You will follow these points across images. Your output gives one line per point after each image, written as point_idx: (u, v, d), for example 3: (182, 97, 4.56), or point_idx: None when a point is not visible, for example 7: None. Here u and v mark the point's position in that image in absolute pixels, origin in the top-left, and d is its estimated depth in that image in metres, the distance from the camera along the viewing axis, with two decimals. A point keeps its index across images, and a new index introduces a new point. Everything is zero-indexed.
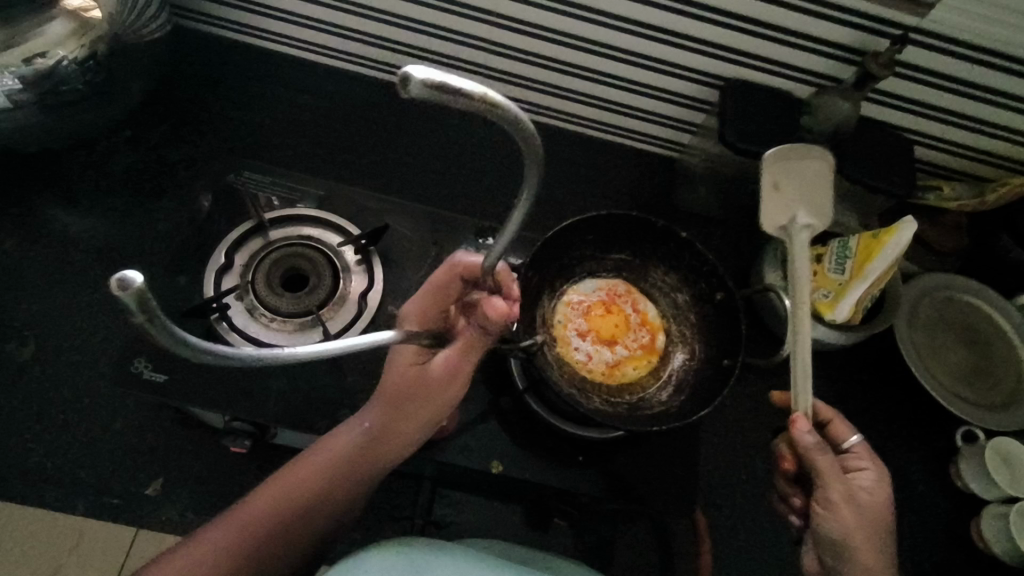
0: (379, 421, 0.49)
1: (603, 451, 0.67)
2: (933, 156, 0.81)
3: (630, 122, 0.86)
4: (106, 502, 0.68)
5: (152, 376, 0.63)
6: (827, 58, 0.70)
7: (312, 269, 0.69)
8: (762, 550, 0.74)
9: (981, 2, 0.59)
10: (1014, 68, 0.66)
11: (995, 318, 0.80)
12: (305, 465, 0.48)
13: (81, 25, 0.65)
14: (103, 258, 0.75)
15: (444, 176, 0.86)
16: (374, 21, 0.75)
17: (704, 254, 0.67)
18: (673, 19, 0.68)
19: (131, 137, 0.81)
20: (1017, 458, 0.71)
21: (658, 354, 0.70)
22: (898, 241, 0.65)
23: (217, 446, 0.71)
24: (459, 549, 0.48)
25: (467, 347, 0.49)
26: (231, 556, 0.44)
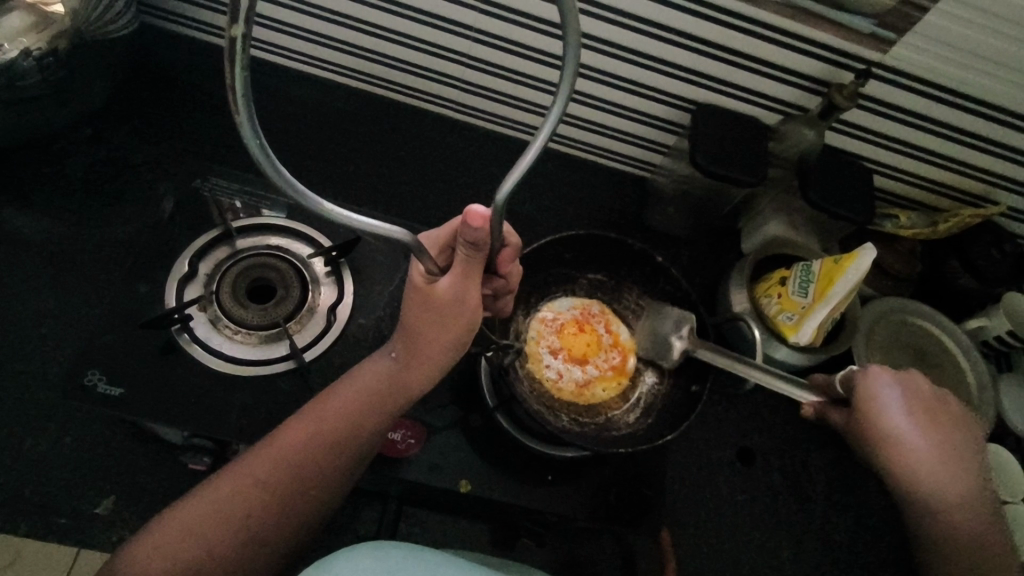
0: (401, 353, 0.53)
1: (572, 469, 0.67)
2: (890, 185, 0.84)
3: (605, 141, 0.87)
4: (50, 522, 0.64)
5: (107, 390, 0.61)
6: (793, 87, 0.72)
7: (279, 280, 0.67)
8: (726, 568, 0.75)
9: (940, 43, 0.62)
10: (967, 106, 0.69)
11: (946, 342, 0.83)
12: (337, 392, 0.53)
13: (41, 20, 0.63)
14: (55, 263, 0.71)
15: (417, 188, 0.85)
16: (351, 30, 0.74)
17: (677, 279, 0.67)
18: (647, 42, 0.70)
19: (91, 137, 0.78)
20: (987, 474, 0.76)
21: (627, 375, 0.70)
22: (859, 266, 0.67)
23: (174, 463, 0.68)
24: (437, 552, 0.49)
25: (463, 273, 0.47)
26: (268, 479, 0.49)
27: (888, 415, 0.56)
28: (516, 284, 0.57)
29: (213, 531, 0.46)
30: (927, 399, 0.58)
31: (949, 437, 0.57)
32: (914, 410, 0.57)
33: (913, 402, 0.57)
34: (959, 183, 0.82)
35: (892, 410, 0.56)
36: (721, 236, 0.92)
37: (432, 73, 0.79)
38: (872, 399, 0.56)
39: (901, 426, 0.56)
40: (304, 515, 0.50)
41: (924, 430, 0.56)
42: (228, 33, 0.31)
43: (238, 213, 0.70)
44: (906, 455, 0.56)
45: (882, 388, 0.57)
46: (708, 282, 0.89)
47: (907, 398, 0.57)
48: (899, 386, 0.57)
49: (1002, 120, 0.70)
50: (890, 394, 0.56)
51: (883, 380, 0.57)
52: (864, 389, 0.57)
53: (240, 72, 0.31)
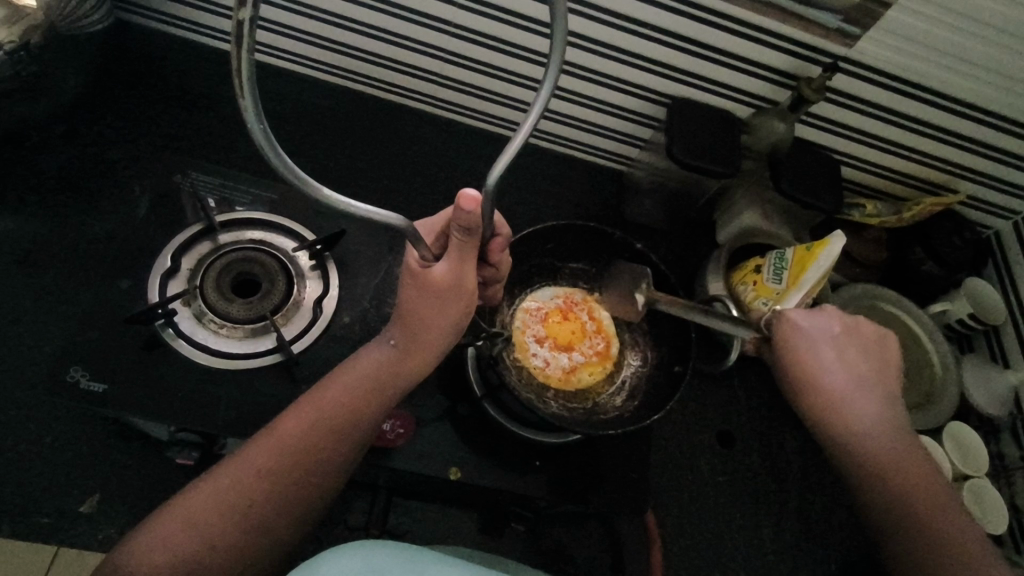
0: (402, 344, 0.54)
1: (558, 455, 0.68)
2: (857, 176, 0.88)
3: (584, 136, 0.88)
4: (33, 522, 0.64)
5: (89, 387, 0.60)
6: (762, 80, 0.75)
7: (264, 274, 0.67)
8: (707, 547, 0.77)
9: (899, 37, 0.65)
10: (927, 98, 0.72)
11: (911, 326, 0.86)
12: (337, 382, 0.53)
13: (13, 14, 0.62)
14: (28, 262, 0.70)
15: (399, 182, 0.86)
16: (332, 27, 0.75)
17: (657, 266, 0.68)
18: (622, 37, 0.71)
19: (65, 134, 0.76)
20: (966, 442, 0.80)
21: (612, 360, 0.72)
22: (829, 253, 0.69)
23: (161, 459, 0.68)
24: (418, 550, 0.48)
25: (459, 256, 0.48)
26: (268, 471, 0.49)
27: (812, 355, 0.57)
28: (505, 275, 0.58)
29: (212, 525, 0.46)
30: (861, 345, 0.59)
31: (879, 379, 0.58)
32: (841, 351, 0.58)
33: (844, 343, 0.58)
34: (922, 173, 0.85)
35: (819, 350, 0.57)
36: (698, 227, 0.94)
37: (413, 69, 0.80)
38: (793, 343, 0.58)
39: (829, 365, 0.57)
40: (304, 506, 0.50)
41: (852, 368, 0.57)
42: (234, 19, 0.31)
43: (214, 208, 0.70)
44: (835, 396, 0.56)
45: (807, 333, 0.58)
46: (685, 271, 0.91)
47: (835, 341, 0.58)
48: (828, 329, 0.58)
49: (959, 112, 0.74)
50: (814, 335, 0.58)
51: (807, 323, 0.58)
52: (787, 334, 0.59)
53: (245, 56, 0.32)
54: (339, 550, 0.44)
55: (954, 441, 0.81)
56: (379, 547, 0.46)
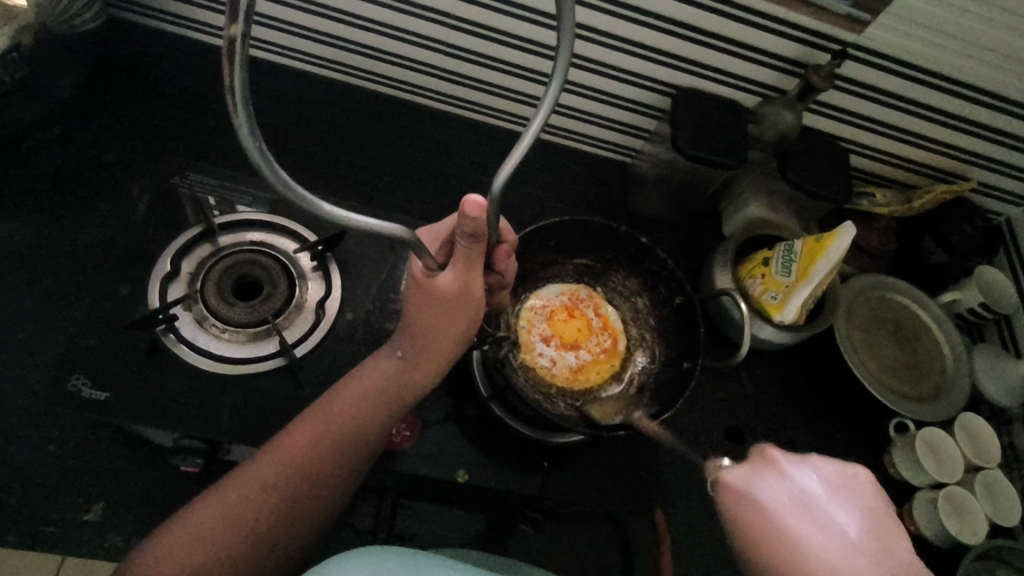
0: (409, 352, 0.53)
1: (566, 455, 0.67)
2: (866, 165, 0.86)
3: (588, 128, 0.87)
4: (39, 530, 0.64)
5: (91, 395, 0.59)
6: (770, 69, 0.73)
7: (265, 277, 0.66)
8: (715, 543, 0.77)
9: (910, 23, 0.63)
10: (940, 85, 0.71)
11: (921, 316, 0.85)
12: (345, 389, 0.52)
13: (5, 14, 0.62)
14: (26, 268, 0.69)
15: (398, 179, 0.84)
16: (327, 20, 0.74)
17: (664, 258, 0.68)
18: (627, 27, 0.70)
19: (61, 135, 0.75)
20: (977, 433, 0.78)
21: (619, 356, 0.72)
22: (840, 244, 0.68)
23: (166, 465, 0.69)
24: (425, 554, 0.48)
25: (465, 265, 0.47)
26: (277, 484, 0.48)
27: (786, 539, 0.36)
28: (511, 280, 0.57)
29: (220, 537, 0.45)
30: (840, 486, 0.38)
31: (885, 542, 0.36)
32: (815, 515, 0.36)
33: (817, 493, 0.37)
34: (931, 161, 0.84)
35: (790, 528, 0.36)
36: (703, 219, 0.93)
37: (410, 62, 0.78)
38: (756, 527, 0.37)
39: (806, 543, 0.36)
40: (309, 517, 0.49)
41: (839, 539, 0.36)
42: (227, 33, 0.30)
43: (213, 209, 0.69)
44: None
45: (758, 504, 0.37)
46: (691, 264, 0.90)
47: (802, 502, 0.37)
48: (790, 481, 0.37)
49: (972, 99, 0.72)
50: (770, 504, 0.37)
51: (754, 479, 0.38)
52: (734, 513, 0.38)
53: (239, 72, 0.31)
54: (340, 558, 0.43)
55: (967, 433, 0.78)
56: (387, 553, 0.45)
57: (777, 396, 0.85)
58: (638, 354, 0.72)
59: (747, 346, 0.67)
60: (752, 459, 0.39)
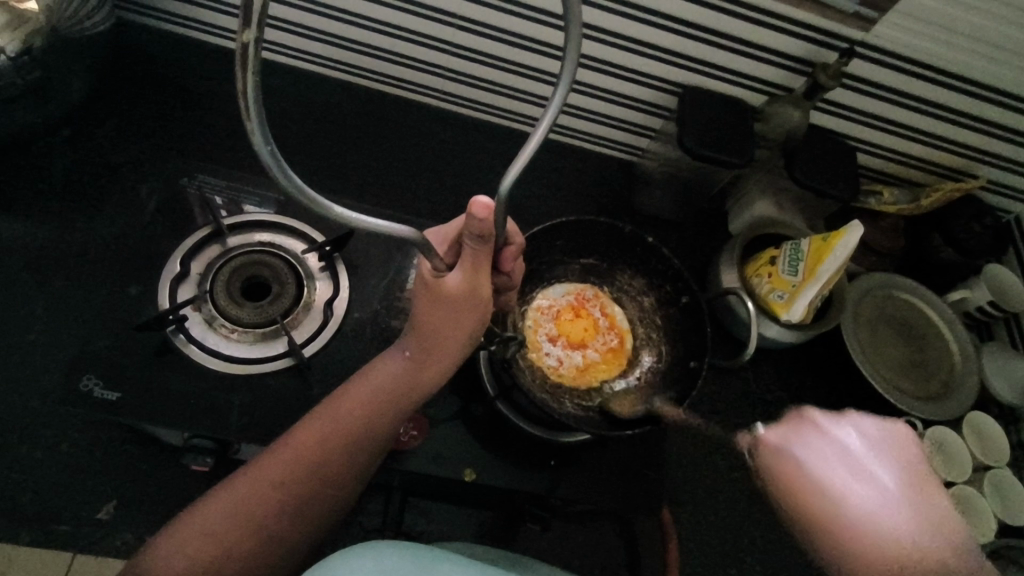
0: (416, 352, 0.53)
1: (573, 454, 0.68)
2: (874, 162, 0.86)
3: (594, 127, 0.87)
4: (51, 529, 0.65)
5: (103, 395, 0.60)
6: (777, 67, 0.73)
7: (273, 277, 0.67)
8: (722, 542, 0.77)
9: (918, 21, 0.63)
10: (949, 83, 0.70)
11: (930, 315, 0.84)
12: (353, 389, 0.53)
13: (16, 18, 0.62)
14: (39, 268, 0.70)
15: (405, 178, 0.85)
16: (335, 21, 0.74)
17: (669, 258, 0.68)
18: (633, 26, 0.70)
19: (70, 137, 0.76)
20: (985, 432, 0.78)
21: (624, 356, 0.72)
22: (847, 243, 0.68)
23: (175, 463, 0.70)
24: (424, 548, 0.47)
25: (473, 265, 0.47)
26: (285, 481, 0.48)
27: (835, 496, 0.35)
28: (518, 281, 0.57)
29: (230, 535, 0.46)
30: (878, 439, 0.38)
31: (928, 495, 0.36)
32: (858, 470, 0.36)
33: (859, 448, 0.37)
34: (939, 158, 0.83)
35: (837, 485, 0.35)
36: (710, 218, 0.93)
37: (417, 62, 0.78)
38: (799, 483, 0.36)
39: (852, 498, 0.35)
40: (317, 514, 0.50)
41: (883, 492, 0.35)
42: (239, 39, 0.30)
43: (223, 210, 0.70)
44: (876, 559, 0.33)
45: (798, 461, 0.37)
46: (698, 263, 0.90)
47: (846, 458, 0.36)
48: (831, 437, 0.37)
49: (981, 96, 0.72)
50: (811, 462, 0.36)
51: (791, 437, 0.38)
52: (775, 470, 0.38)
53: (251, 77, 0.31)
54: (356, 548, 0.43)
55: (975, 432, 0.78)
56: (388, 547, 0.45)
57: (784, 395, 0.85)
58: (647, 355, 0.71)
59: (755, 344, 0.67)
60: (792, 419, 0.39)
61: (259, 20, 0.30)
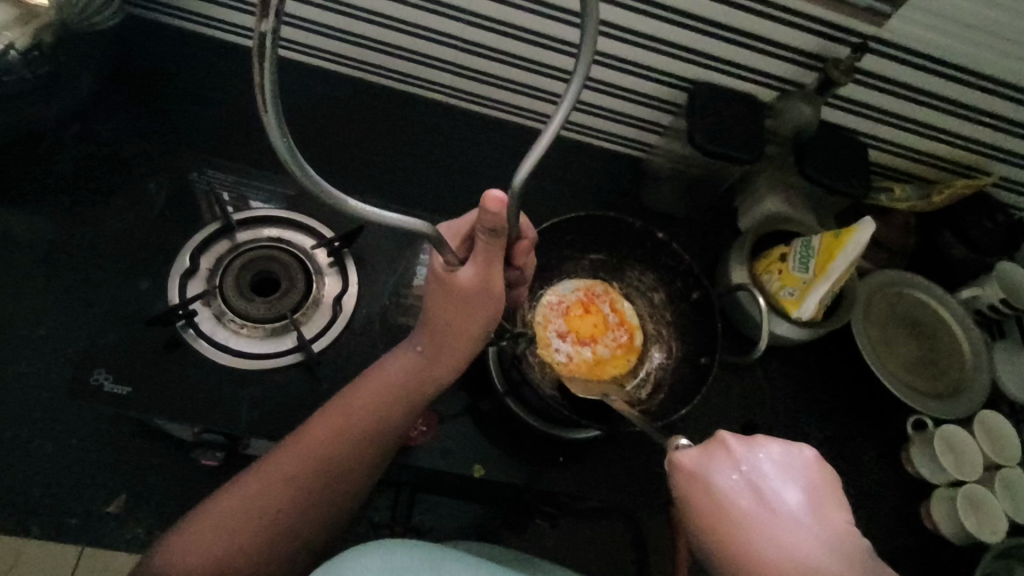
0: (428, 347, 0.53)
1: (582, 450, 0.67)
2: (885, 159, 0.85)
3: (603, 124, 0.86)
4: (63, 522, 0.66)
5: (112, 389, 0.60)
6: (789, 63, 0.72)
7: (282, 272, 0.67)
8: None
9: (933, 15, 0.62)
10: (963, 78, 0.70)
11: (940, 312, 0.84)
12: (364, 385, 0.52)
13: (26, 13, 0.62)
14: (49, 263, 0.70)
15: (413, 174, 0.84)
16: (345, 17, 0.74)
17: (680, 254, 0.68)
18: (644, 22, 0.69)
19: (79, 132, 0.76)
20: (999, 430, 0.76)
21: (634, 353, 0.72)
22: (858, 240, 0.68)
23: (185, 458, 0.70)
24: (435, 546, 0.47)
25: (486, 260, 0.47)
26: (297, 478, 0.48)
27: (730, 512, 0.37)
28: (530, 277, 0.57)
29: (241, 530, 0.46)
30: (787, 466, 0.39)
31: (828, 516, 0.37)
32: (762, 493, 0.38)
33: (766, 471, 0.39)
34: (953, 155, 0.82)
35: (735, 504, 0.38)
36: (718, 214, 0.92)
37: (426, 58, 0.78)
38: (711, 511, 0.38)
39: (750, 514, 0.37)
40: (327, 512, 0.50)
41: (781, 510, 0.37)
42: (257, 30, 0.31)
43: (231, 205, 0.70)
44: (761, 562, 0.36)
45: (710, 489, 0.39)
46: (707, 260, 0.89)
47: (750, 481, 0.38)
48: (740, 464, 0.39)
49: (994, 92, 0.71)
50: (723, 486, 0.38)
51: (706, 464, 0.40)
52: (694, 501, 0.39)
53: (269, 70, 0.31)
54: (372, 544, 0.44)
55: (988, 430, 0.77)
56: (399, 545, 0.45)
57: (793, 392, 0.84)
58: (655, 353, 0.71)
59: (765, 340, 0.66)
60: (708, 444, 0.41)
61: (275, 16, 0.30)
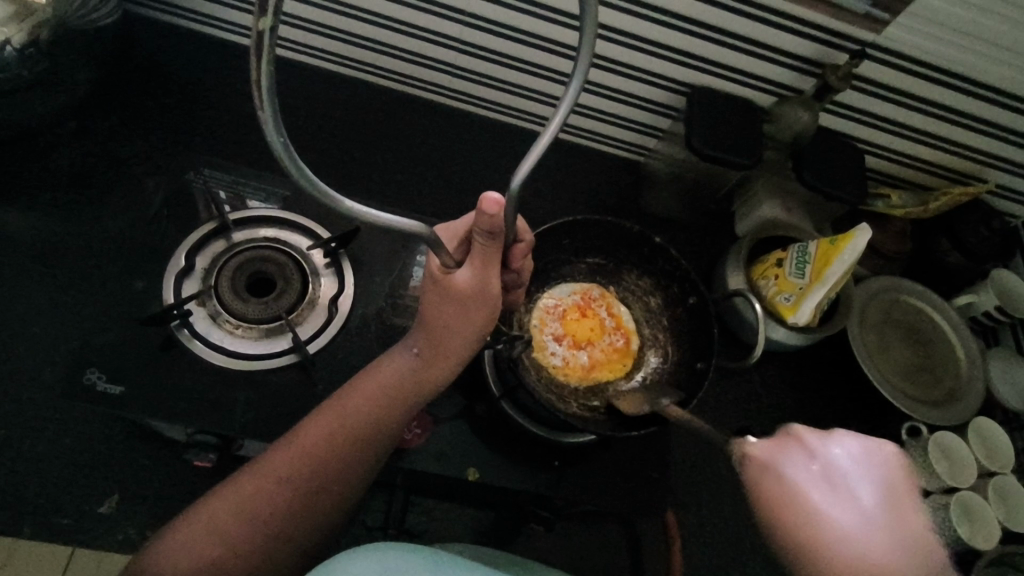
0: (424, 349, 0.53)
1: (576, 455, 0.67)
2: (882, 165, 0.85)
3: (602, 127, 0.86)
4: (55, 522, 0.65)
5: (106, 388, 0.60)
6: (787, 68, 0.72)
7: (278, 273, 0.66)
8: (724, 545, 0.77)
9: (931, 23, 0.62)
10: (960, 85, 0.70)
11: (937, 320, 0.84)
12: (359, 387, 0.52)
13: (22, 8, 0.62)
14: (44, 260, 0.70)
15: (412, 176, 0.84)
16: (344, 17, 0.73)
17: (676, 259, 0.68)
18: (643, 26, 0.69)
19: (76, 129, 0.75)
20: (993, 437, 0.77)
21: (629, 357, 0.72)
22: (855, 246, 0.68)
23: (180, 458, 0.70)
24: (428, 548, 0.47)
25: (482, 262, 0.47)
26: (290, 479, 0.48)
27: (798, 503, 0.34)
28: (526, 278, 0.57)
29: (233, 531, 0.46)
30: (870, 461, 0.35)
31: (906, 516, 0.34)
32: (839, 491, 0.34)
33: (843, 468, 0.34)
34: (949, 162, 0.83)
35: (805, 499, 0.34)
36: (716, 219, 0.92)
37: (425, 59, 0.78)
38: (783, 504, 0.34)
39: (823, 512, 0.33)
40: (321, 514, 0.49)
41: (857, 511, 0.33)
42: (255, 27, 0.30)
43: (227, 205, 0.69)
44: (827, 559, 0.32)
45: (780, 482, 0.35)
46: (704, 264, 0.89)
47: (826, 478, 0.34)
48: (814, 458, 0.35)
49: (992, 99, 0.71)
50: (793, 479, 0.35)
51: (780, 456, 0.36)
52: (762, 490, 0.35)
53: (265, 67, 0.31)
54: (364, 547, 0.43)
55: (981, 437, 0.78)
56: (393, 547, 0.45)
57: (789, 397, 0.84)
58: (653, 358, 0.71)
59: (762, 345, 0.66)
60: (780, 435, 0.36)
61: (271, 14, 0.30)
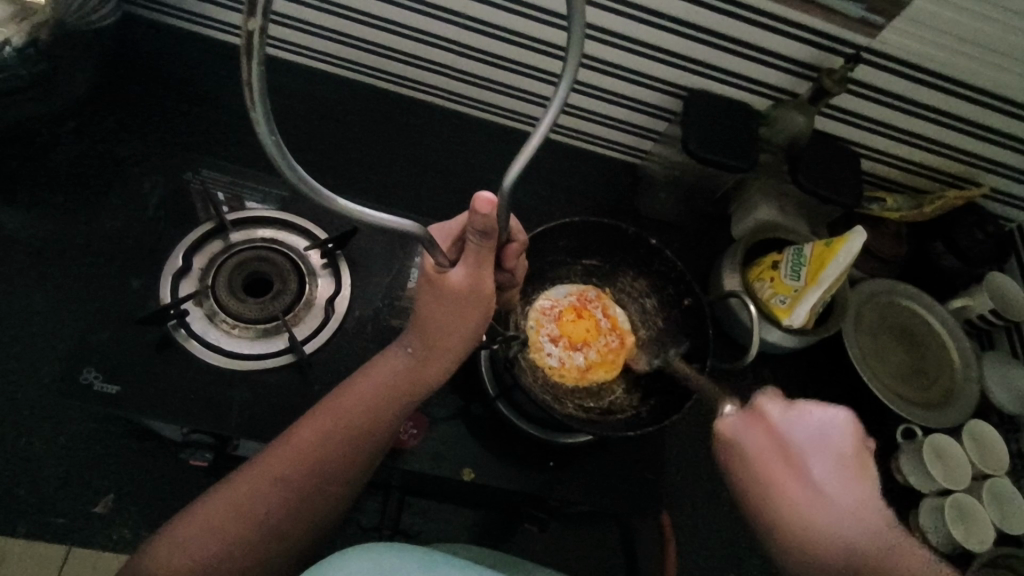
0: (419, 348, 0.53)
1: (572, 455, 0.67)
2: (877, 168, 0.85)
3: (598, 130, 0.87)
4: (49, 521, 0.66)
5: (102, 387, 0.60)
6: (782, 71, 0.72)
7: (275, 273, 0.67)
8: (719, 546, 0.77)
9: (924, 27, 0.63)
10: (953, 89, 0.70)
11: (932, 322, 0.84)
12: (355, 387, 0.52)
13: (23, 10, 0.62)
14: (43, 260, 0.70)
15: (410, 178, 0.84)
16: (342, 20, 0.74)
17: (672, 260, 0.68)
18: (639, 29, 0.70)
19: (75, 129, 0.76)
20: (988, 440, 0.77)
21: (625, 358, 0.72)
22: (849, 249, 0.68)
23: (175, 458, 0.70)
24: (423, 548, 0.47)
25: (476, 261, 0.47)
26: (285, 479, 0.48)
27: (756, 470, 0.42)
28: (521, 278, 0.57)
29: (227, 530, 0.46)
30: (824, 433, 0.42)
31: (851, 476, 0.41)
32: (792, 459, 0.42)
33: (799, 440, 0.42)
34: (943, 165, 0.83)
35: (762, 468, 0.42)
36: (712, 221, 0.93)
37: (422, 61, 0.78)
38: (745, 471, 0.43)
39: (776, 477, 0.42)
40: (316, 514, 0.49)
41: (806, 475, 0.41)
42: (247, 26, 0.30)
43: (225, 206, 0.70)
44: (778, 514, 0.41)
45: (744, 453, 0.43)
46: (699, 267, 0.90)
47: (782, 449, 0.42)
48: (775, 432, 0.42)
49: (985, 103, 0.72)
50: (754, 452, 0.42)
51: (746, 434, 0.43)
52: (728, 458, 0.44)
53: (258, 65, 0.31)
54: (359, 548, 0.43)
55: (975, 439, 0.78)
56: (388, 548, 0.45)
57: (784, 399, 0.84)
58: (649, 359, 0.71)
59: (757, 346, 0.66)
60: (748, 411, 0.44)
61: (264, 14, 0.30)
